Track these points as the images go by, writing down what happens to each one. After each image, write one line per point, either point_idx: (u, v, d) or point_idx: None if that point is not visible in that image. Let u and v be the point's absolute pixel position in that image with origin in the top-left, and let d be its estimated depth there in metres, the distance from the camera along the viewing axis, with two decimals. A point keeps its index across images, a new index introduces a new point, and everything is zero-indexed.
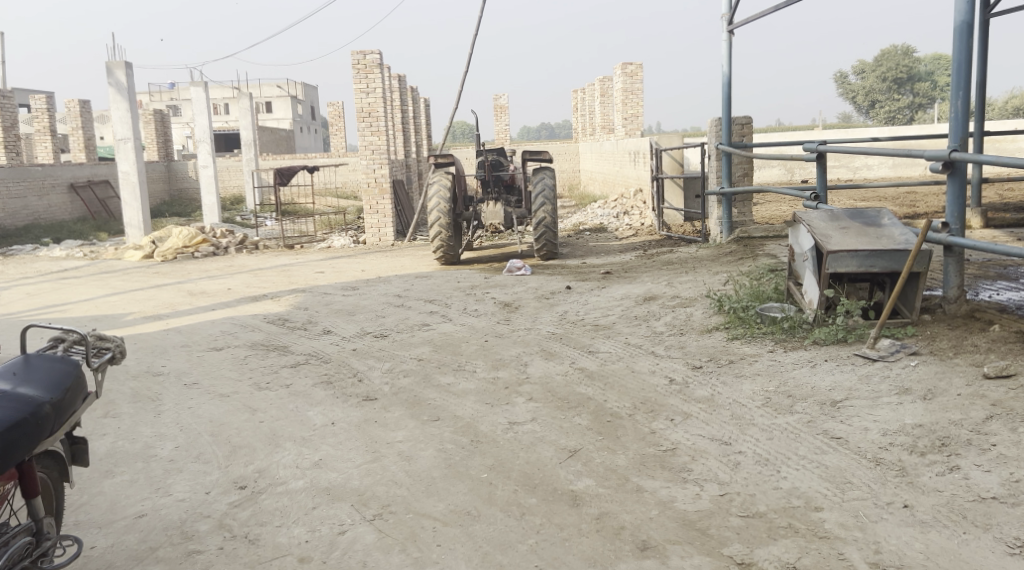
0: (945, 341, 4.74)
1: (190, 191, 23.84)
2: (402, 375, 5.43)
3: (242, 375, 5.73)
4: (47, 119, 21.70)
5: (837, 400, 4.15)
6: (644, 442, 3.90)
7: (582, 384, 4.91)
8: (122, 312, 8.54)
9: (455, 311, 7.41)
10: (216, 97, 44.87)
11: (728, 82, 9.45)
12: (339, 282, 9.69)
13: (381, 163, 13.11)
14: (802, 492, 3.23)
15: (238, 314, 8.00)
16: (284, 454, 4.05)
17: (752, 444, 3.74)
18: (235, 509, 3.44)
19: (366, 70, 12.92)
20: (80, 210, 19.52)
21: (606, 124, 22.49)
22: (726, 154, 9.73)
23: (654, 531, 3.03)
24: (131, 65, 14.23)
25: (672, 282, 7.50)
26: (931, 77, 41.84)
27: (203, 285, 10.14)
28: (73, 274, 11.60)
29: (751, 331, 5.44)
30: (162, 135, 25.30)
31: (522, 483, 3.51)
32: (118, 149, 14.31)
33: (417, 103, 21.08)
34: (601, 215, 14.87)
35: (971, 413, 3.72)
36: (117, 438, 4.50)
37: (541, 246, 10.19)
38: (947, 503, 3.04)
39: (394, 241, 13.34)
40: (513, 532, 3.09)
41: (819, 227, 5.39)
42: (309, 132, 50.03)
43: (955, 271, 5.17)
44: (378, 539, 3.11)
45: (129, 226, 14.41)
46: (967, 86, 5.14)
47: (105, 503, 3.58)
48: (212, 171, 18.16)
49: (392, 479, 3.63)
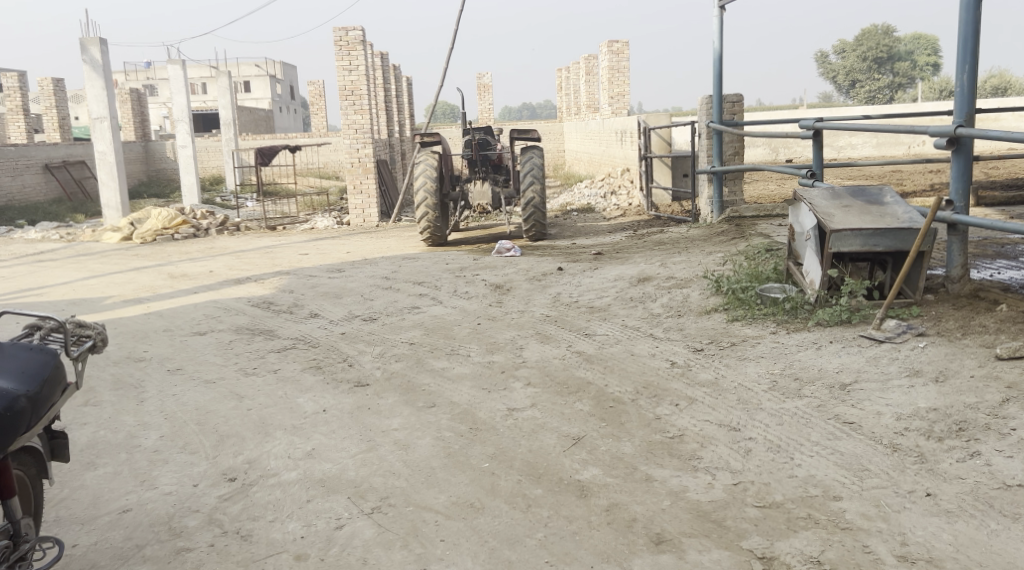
0: (952, 321, 4.63)
1: (167, 171, 23.47)
2: (394, 360, 5.27)
3: (227, 360, 5.54)
4: (19, 98, 21.18)
5: (846, 383, 4.04)
6: (650, 429, 3.76)
7: (580, 367, 4.77)
8: (100, 296, 8.30)
9: (445, 293, 7.24)
10: (194, 77, 44.26)
11: (718, 58, 9.30)
12: (325, 264, 9.47)
13: (365, 143, 12.85)
14: (819, 481, 3.11)
15: (221, 297, 7.78)
16: (274, 443, 3.88)
17: (761, 430, 3.61)
18: (225, 503, 3.27)
19: (348, 46, 12.57)
20: (55, 191, 19.11)
21: (590, 103, 22.27)
22: (717, 132, 9.56)
23: (667, 523, 2.90)
24: (106, 41, 13.81)
25: (665, 262, 7.36)
26: (909, 57, 42.21)
27: (184, 267, 9.90)
28: (49, 257, 11.29)
29: (751, 313, 5.31)
30: (138, 115, 24.74)
31: (526, 473, 3.37)
32: (94, 128, 13.92)
33: (401, 82, 20.83)
34: (588, 196, 14.68)
35: (986, 396, 3.62)
36: (98, 428, 4.31)
37: (530, 227, 10.00)
38: (971, 491, 2.93)
39: (378, 222, 13.11)
40: (520, 526, 2.95)
41: (821, 206, 5.25)
42: (289, 113, 49.44)
43: (958, 250, 5.05)
44: (377, 534, 2.96)
45: (107, 208, 14.06)
46: (973, 59, 5.01)
47: (87, 497, 3.41)
48: (191, 151, 17.79)
49: (390, 470, 3.47)
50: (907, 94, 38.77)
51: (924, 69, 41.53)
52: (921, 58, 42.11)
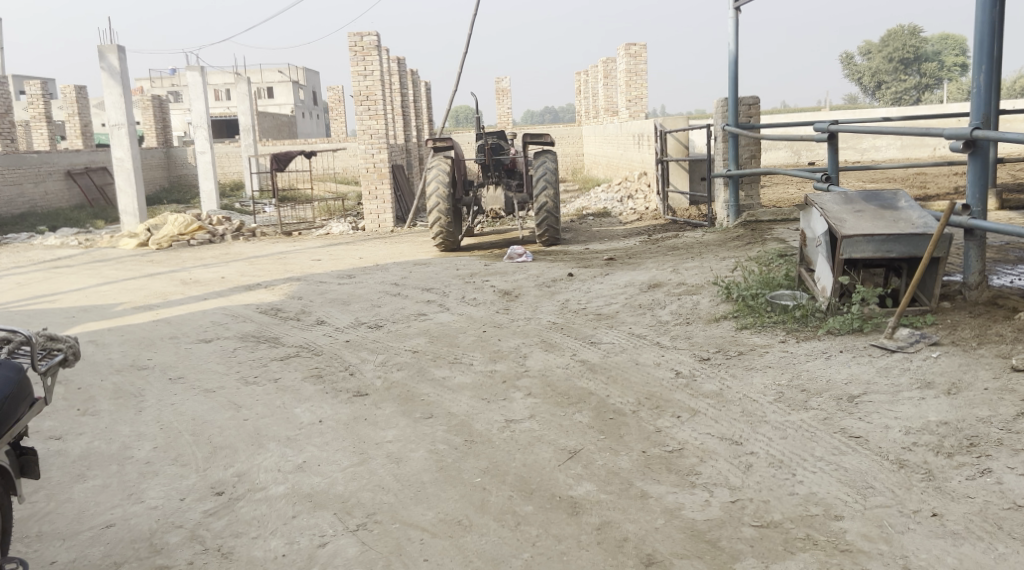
0: (967, 330, 4.47)
1: (189, 177, 23.66)
2: (395, 368, 5.19)
3: (229, 368, 5.48)
4: (42, 105, 21.36)
5: (854, 394, 3.90)
6: (649, 443, 3.65)
7: (583, 377, 4.65)
8: (111, 302, 8.32)
9: (453, 300, 7.15)
10: (217, 83, 44.63)
11: (734, 60, 9.16)
12: (336, 270, 9.41)
13: (380, 148, 12.80)
14: (820, 499, 2.98)
15: (230, 304, 7.74)
16: (266, 456, 3.81)
17: (764, 445, 3.49)
18: (210, 518, 3.20)
19: (363, 52, 12.53)
20: (77, 197, 19.26)
21: (609, 106, 22.10)
22: (732, 135, 9.39)
23: (659, 544, 2.79)
24: (124, 49, 13.86)
25: (678, 268, 7.22)
26: (936, 57, 41.55)
27: (197, 273, 9.90)
28: (66, 263, 11.37)
29: (761, 321, 5.17)
30: (160, 120, 24.87)
31: (518, 489, 3.27)
32: (112, 135, 14.01)
33: (418, 87, 20.83)
34: (604, 200, 14.54)
35: (1000, 410, 3.47)
36: (93, 438, 4.27)
37: (543, 232, 9.90)
38: (980, 512, 2.80)
39: (393, 227, 13.07)
40: (506, 546, 2.86)
41: (832, 211, 5.11)
42: (312, 119, 49.69)
43: (976, 256, 4.89)
44: (360, 552, 2.88)
45: (126, 215, 14.16)
46: (990, 59, 4.88)
47: (72, 511, 3.36)
48: (210, 156, 17.87)
49: (379, 484, 3.39)
50: (935, 95, 38.22)
51: (951, 69, 40.90)
52: (948, 58, 41.56)
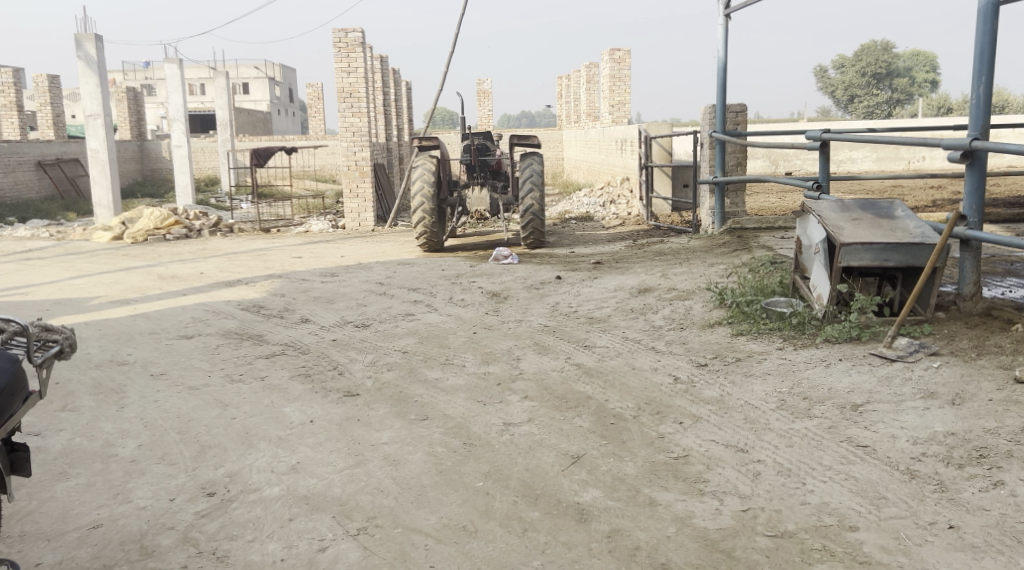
0: (965, 341, 4.45)
1: (163, 171, 23.29)
2: (385, 369, 5.07)
3: (213, 365, 5.34)
4: (13, 94, 20.89)
5: (858, 403, 3.86)
6: (653, 449, 3.58)
7: (580, 381, 4.57)
8: (86, 296, 8.10)
9: (440, 300, 7.04)
10: (191, 78, 44.10)
11: (723, 66, 9.15)
12: (318, 268, 9.26)
13: (363, 146, 12.64)
14: (833, 509, 2.93)
15: (211, 300, 7.57)
16: (257, 456, 3.69)
17: (771, 453, 3.43)
18: (203, 521, 3.08)
19: (348, 48, 12.39)
20: (48, 188, 18.85)
21: (589, 112, 22.11)
22: (719, 142, 9.40)
23: (673, 554, 2.72)
24: (102, 38, 13.57)
25: (667, 273, 7.18)
26: (908, 73, 42.08)
27: (174, 268, 9.68)
28: (38, 255, 11.08)
29: (757, 327, 5.13)
30: (135, 113, 24.47)
31: (523, 494, 3.18)
32: (87, 126, 13.72)
33: (400, 86, 20.69)
34: (587, 204, 14.52)
35: (1006, 421, 3.45)
36: (74, 435, 4.12)
37: (528, 235, 9.81)
38: (997, 524, 2.76)
39: (374, 226, 12.86)
40: (515, 552, 2.78)
41: (830, 218, 5.08)
42: (287, 116, 49.21)
43: (971, 267, 4.88)
44: (362, 558, 2.78)
45: (100, 207, 13.87)
46: (990, 71, 4.85)
47: (56, 511, 3.21)
48: (186, 151, 17.57)
49: (378, 488, 3.28)
50: (906, 111, 38.70)
51: (922, 85, 41.46)
52: (919, 74, 42.11)
